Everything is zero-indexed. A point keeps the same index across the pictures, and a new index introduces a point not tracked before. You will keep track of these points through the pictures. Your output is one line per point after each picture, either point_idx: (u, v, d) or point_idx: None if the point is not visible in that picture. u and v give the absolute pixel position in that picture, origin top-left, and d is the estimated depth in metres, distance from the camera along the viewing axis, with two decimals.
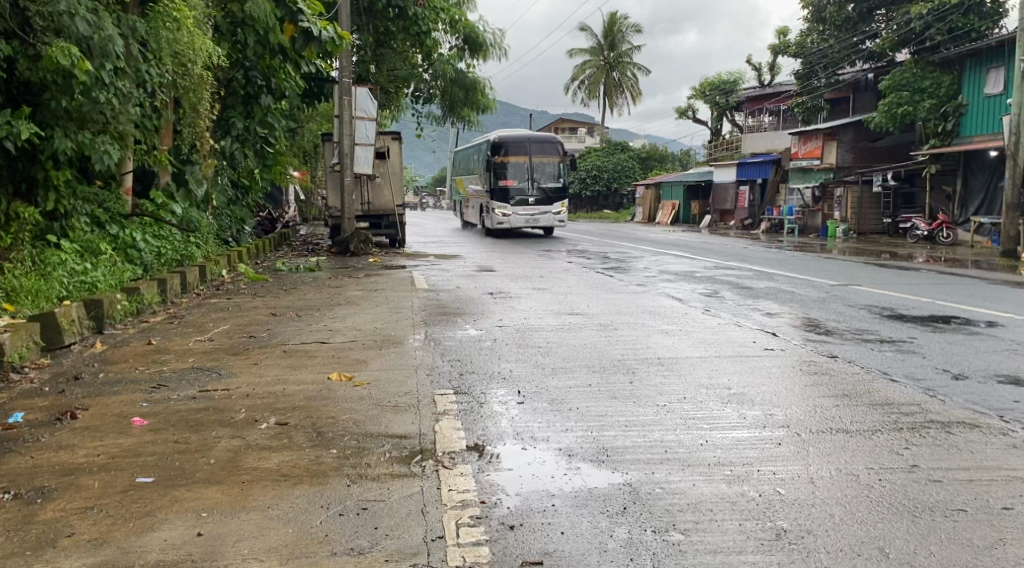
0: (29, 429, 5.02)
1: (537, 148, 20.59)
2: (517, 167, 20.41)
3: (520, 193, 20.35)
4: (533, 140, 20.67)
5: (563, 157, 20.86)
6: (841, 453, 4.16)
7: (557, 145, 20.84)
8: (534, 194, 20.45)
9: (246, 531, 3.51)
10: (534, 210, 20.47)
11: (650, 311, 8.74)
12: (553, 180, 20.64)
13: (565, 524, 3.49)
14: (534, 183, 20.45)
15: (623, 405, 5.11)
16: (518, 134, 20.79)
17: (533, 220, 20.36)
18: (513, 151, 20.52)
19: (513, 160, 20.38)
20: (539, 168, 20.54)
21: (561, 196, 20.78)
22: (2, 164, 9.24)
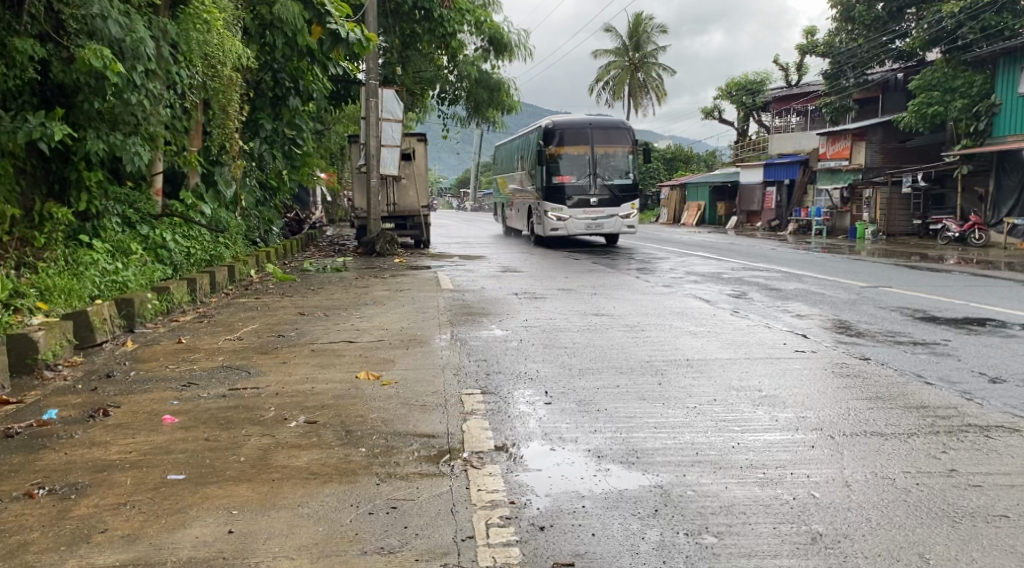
0: (62, 426, 5.07)
1: (600, 138, 17.64)
2: (575, 161, 17.48)
3: (579, 192, 17.42)
4: (595, 128, 17.71)
5: (631, 147, 17.86)
6: (876, 457, 4.10)
7: (624, 133, 17.82)
8: (596, 193, 17.52)
9: (277, 529, 3.52)
10: (597, 214, 17.53)
11: (678, 312, 8.70)
12: (621, 176, 17.67)
13: (596, 526, 3.47)
14: (596, 180, 17.52)
15: (651, 406, 5.08)
16: (577, 120, 17.83)
17: (594, 225, 17.48)
18: (570, 142, 17.60)
19: (570, 152, 17.49)
20: (603, 162, 17.58)
21: (629, 195, 17.77)
22: (37, 164, 9.44)
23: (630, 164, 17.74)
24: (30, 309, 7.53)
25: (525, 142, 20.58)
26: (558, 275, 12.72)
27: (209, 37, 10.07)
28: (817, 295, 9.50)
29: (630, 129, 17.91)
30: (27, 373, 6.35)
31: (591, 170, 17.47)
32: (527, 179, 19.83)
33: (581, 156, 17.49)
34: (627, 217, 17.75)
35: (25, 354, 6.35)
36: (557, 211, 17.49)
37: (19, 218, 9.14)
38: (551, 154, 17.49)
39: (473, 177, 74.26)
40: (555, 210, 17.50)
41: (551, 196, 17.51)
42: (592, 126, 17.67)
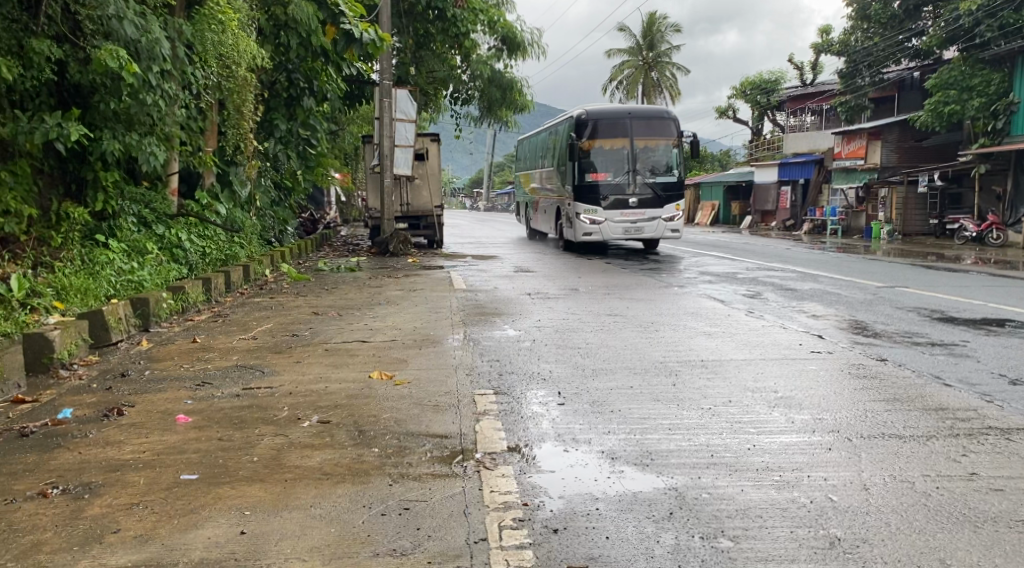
0: (77, 425, 5.09)
1: (639, 129, 15.75)
2: (611, 155, 15.62)
3: (615, 191, 15.53)
4: (635, 118, 15.82)
5: (676, 140, 15.96)
6: (895, 460, 4.05)
7: (668, 124, 15.92)
8: (636, 193, 15.60)
9: (289, 530, 3.51)
10: (636, 217, 15.60)
11: (693, 312, 8.66)
12: (663, 173, 15.73)
13: (610, 529, 3.43)
14: (636, 177, 15.60)
15: (666, 408, 5.04)
16: (614, 109, 15.92)
17: (632, 229, 15.58)
18: (605, 134, 15.72)
19: (605, 146, 15.66)
20: (643, 157, 15.69)
21: (674, 194, 15.80)
22: (54, 165, 9.52)
23: (675, 160, 15.82)
24: (46, 308, 7.56)
25: (553, 135, 18.60)
26: (572, 275, 12.68)
27: (224, 38, 10.09)
28: (833, 296, 9.42)
29: (676, 120, 16.02)
30: (43, 372, 6.38)
31: (630, 166, 15.59)
32: (556, 176, 17.90)
33: (618, 150, 15.63)
34: (672, 220, 15.82)
35: (40, 354, 6.38)
36: (589, 213, 15.59)
37: (36, 217, 9.19)
38: (584, 148, 15.66)
39: (488, 176, 74.31)
40: (588, 213, 15.60)
41: (584, 196, 15.64)
42: (630, 117, 15.80)
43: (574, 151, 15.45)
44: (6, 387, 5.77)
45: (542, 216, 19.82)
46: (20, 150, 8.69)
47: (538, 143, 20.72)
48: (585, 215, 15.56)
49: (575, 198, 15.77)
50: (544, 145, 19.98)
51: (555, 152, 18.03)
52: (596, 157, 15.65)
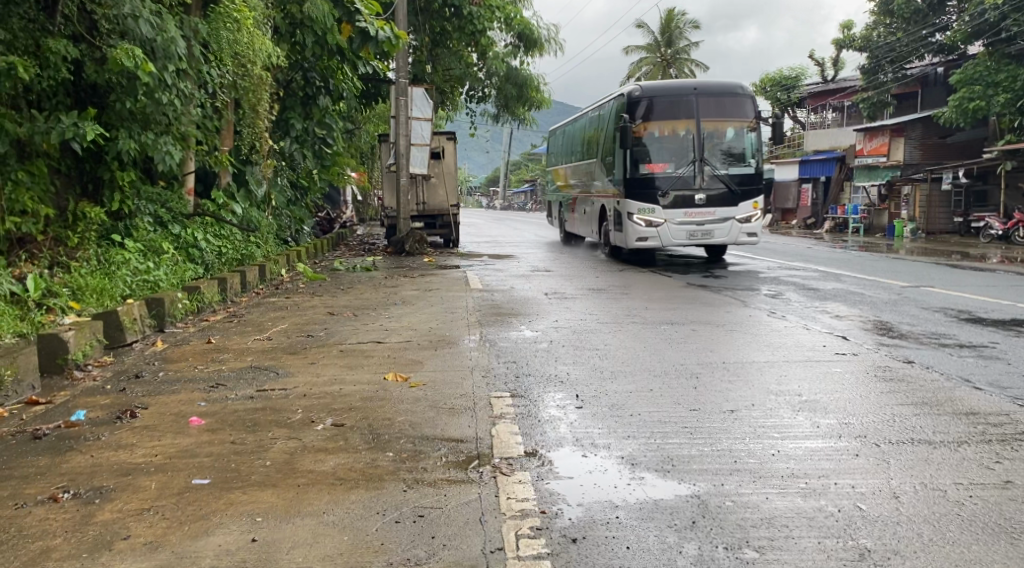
0: (90, 427, 5.04)
1: (707, 110, 13.06)
2: (671, 142, 12.99)
3: (676, 186, 12.95)
4: (702, 95, 13.13)
5: (753, 121, 13.26)
6: (925, 467, 3.93)
7: (743, 103, 13.23)
8: (703, 187, 13.00)
9: (301, 538, 3.43)
10: (702, 217, 13.04)
11: (713, 313, 8.53)
12: (737, 163, 13.10)
13: (630, 539, 3.33)
14: (703, 168, 12.96)
15: (687, 412, 4.92)
16: (675, 83, 13.21)
17: (698, 232, 13.03)
18: (664, 114, 13.02)
19: (663, 130, 13.00)
20: (711, 142, 13.03)
21: (750, 189, 13.18)
22: (70, 164, 9.50)
23: (751, 146, 13.16)
24: (62, 309, 7.53)
25: (595, 117, 16.00)
26: (590, 275, 12.54)
27: (239, 36, 10.02)
28: (856, 296, 9.27)
29: (753, 96, 13.33)
30: (58, 373, 6.34)
31: (695, 157, 12.95)
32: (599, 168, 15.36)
33: (681, 136, 12.97)
34: (747, 221, 13.24)
35: (55, 355, 6.34)
36: (644, 213, 13.02)
37: (52, 217, 9.16)
38: (637, 133, 13.01)
39: (505, 174, 74.26)
40: (642, 214, 13.04)
41: (637, 192, 13.05)
42: (696, 94, 13.10)
43: (627, 138, 12.79)
44: (20, 389, 5.72)
45: (582, 215, 17.27)
46: (38, 150, 8.67)
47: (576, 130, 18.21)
48: (641, 215, 13.01)
49: (626, 195, 13.18)
50: (582, 132, 17.53)
51: (598, 137, 15.46)
52: (654, 144, 13.01)
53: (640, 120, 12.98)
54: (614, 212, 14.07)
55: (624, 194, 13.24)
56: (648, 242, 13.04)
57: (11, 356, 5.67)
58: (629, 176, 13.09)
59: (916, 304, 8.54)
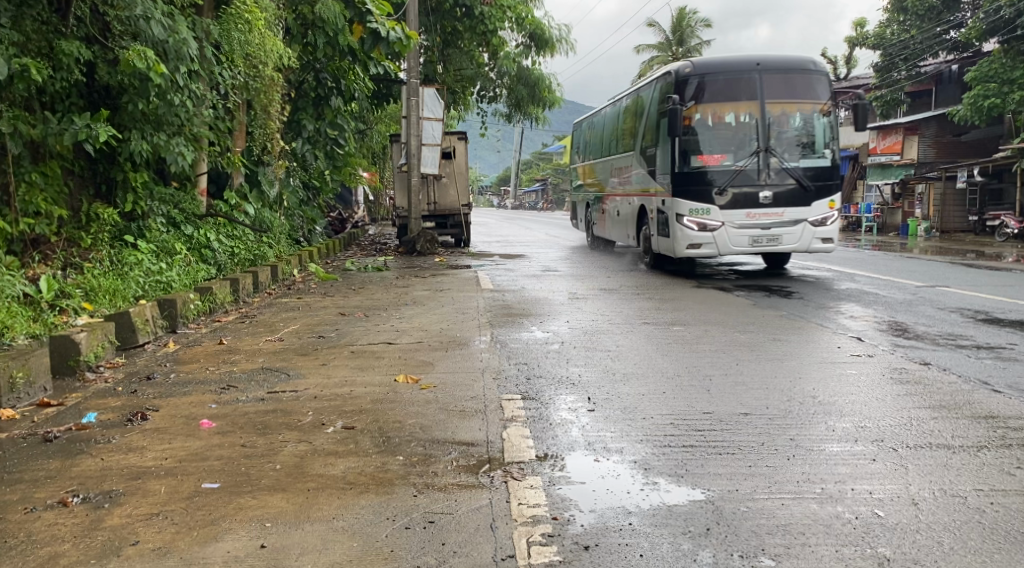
0: (101, 429, 5.04)
1: (772, 89, 11.40)
2: (729, 130, 11.30)
3: (736, 182, 11.24)
4: (765, 74, 11.46)
5: (826, 105, 11.55)
6: (944, 472, 3.87)
7: (815, 82, 11.53)
8: (768, 183, 11.27)
9: (311, 544, 3.40)
10: (767, 218, 11.31)
11: (727, 314, 8.45)
12: (808, 154, 11.38)
13: (644, 546, 3.29)
14: (767, 160, 11.26)
15: (700, 416, 4.87)
16: (733, 60, 11.55)
17: (762, 236, 11.32)
18: (721, 96, 11.35)
19: (719, 115, 11.31)
20: (776, 130, 11.33)
21: (824, 185, 11.41)
22: (83, 166, 9.52)
23: (824, 134, 11.43)
24: (75, 310, 7.54)
25: (631, 107, 14.30)
26: (602, 275, 12.47)
27: (250, 37, 10.01)
28: (872, 296, 9.18)
29: (826, 74, 11.64)
30: (70, 374, 6.34)
31: (758, 145, 11.26)
32: (637, 161, 13.59)
33: (741, 122, 11.30)
34: (821, 225, 11.45)
35: (67, 356, 6.34)
36: (697, 214, 11.34)
37: (66, 218, 9.17)
38: (688, 117, 11.36)
39: (516, 173, 74.27)
40: (695, 217, 11.36)
41: (689, 189, 11.37)
42: (759, 71, 11.45)
43: (676, 123, 11.14)
44: (32, 391, 5.72)
45: (615, 218, 15.38)
46: (51, 151, 8.69)
47: (606, 122, 16.39)
48: (693, 216, 11.35)
49: (676, 193, 11.50)
50: (613, 124, 15.73)
51: (637, 128, 13.75)
52: (709, 131, 11.32)
53: (691, 102, 11.35)
54: (658, 212, 12.38)
55: (672, 192, 11.56)
56: (702, 251, 11.39)
57: (24, 358, 5.66)
58: (679, 169, 11.41)
59: (933, 304, 8.44)
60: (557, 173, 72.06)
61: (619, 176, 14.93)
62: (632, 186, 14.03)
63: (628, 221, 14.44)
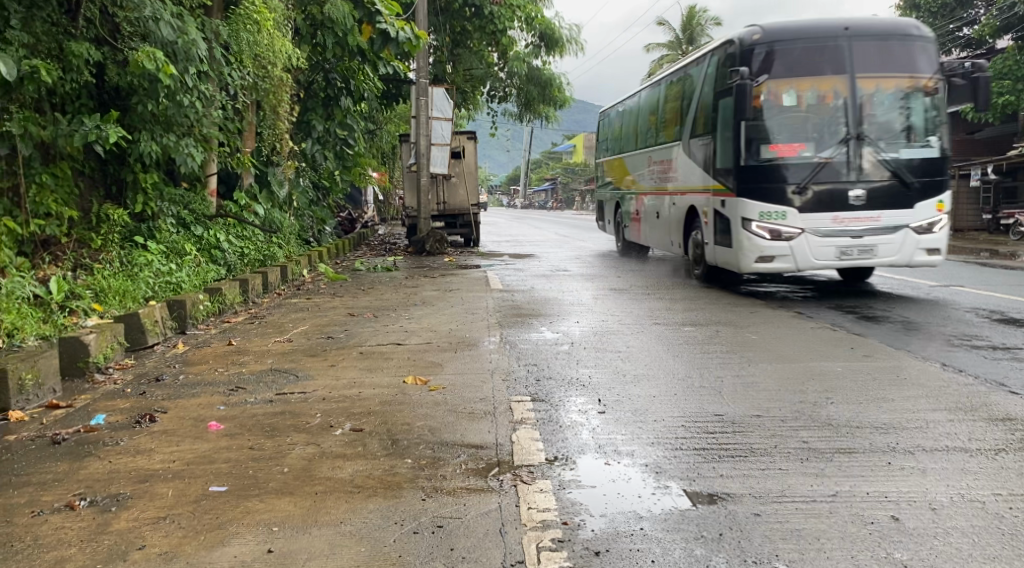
0: (110, 431, 5.02)
1: (864, 61, 9.14)
2: (809, 112, 9.10)
3: (818, 178, 9.03)
4: (854, 41, 9.20)
5: (931, 80, 9.24)
6: (962, 478, 3.82)
7: (917, 52, 9.23)
8: (858, 179, 9.05)
9: (318, 549, 3.37)
10: (857, 224, 9.11)
11: (738, 314, 8.39)
12: (910, 142, 9.13)
13: (656, 552, 3.24)
14: (856, 151, 9.05)
15: (713, 420, 4.84)
16: (813, 25, 9.30)
17: (852, 249, 9.10)
18: (798, 70, 9.14)
19: (797, 93, 9.12)
20: (868, 112, 9.08)
21: (929, 182, 9.13)
22: (93, 167, 9.54)
23: (928, 117, 9.16)
24: (85, 311, 7.53)
25: (674, 89, 12.16)
26: (612, 275, 12.42)
27: (258, 38, 9.98)
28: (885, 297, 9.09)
29: (931, 41, 9.32)
30: (79, 375, 6.34)
31: (847, 132, 9.06)
32: (683, 152, 11.52)
33: (825, 102, 9.08)
34: (927, 232, 9.16)
35: (76, 358, 6.34)
36: (770, 219, 9.16)
37: (77, 219, 9.18)
38: (759, 96, 9.15)
39: (526, 173, 74.17)
40: (765, 223, 9.19)
41: (760, 186, 9.18)
42: (848, 38, 9.18)
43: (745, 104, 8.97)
44: (41, 393, 5.71)
45: (654, 220, 13.24)
46: (61, 153, 8.69)
47: (639, 109, 14.14)
48: (766, 221, 9.17)
49: (742, 191, 9.31)
50: (648, 111, 13.55)
51: (683, 115, 11.58)
52: (783, 115, 9.13)
53: (762, 76, 9.13)
54: (714, 215, 10.26)
55: (737, 189, 9.36)
56: (775, 266, 9.22)
57: (33, 360, 5.65)
58: (747, 161, 9.22)
59: (947, 304, 8.34)
60: (567, 172, 71.90)
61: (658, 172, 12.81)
62: (675, 183, 11.93)
63: (671, 223, 12.31)
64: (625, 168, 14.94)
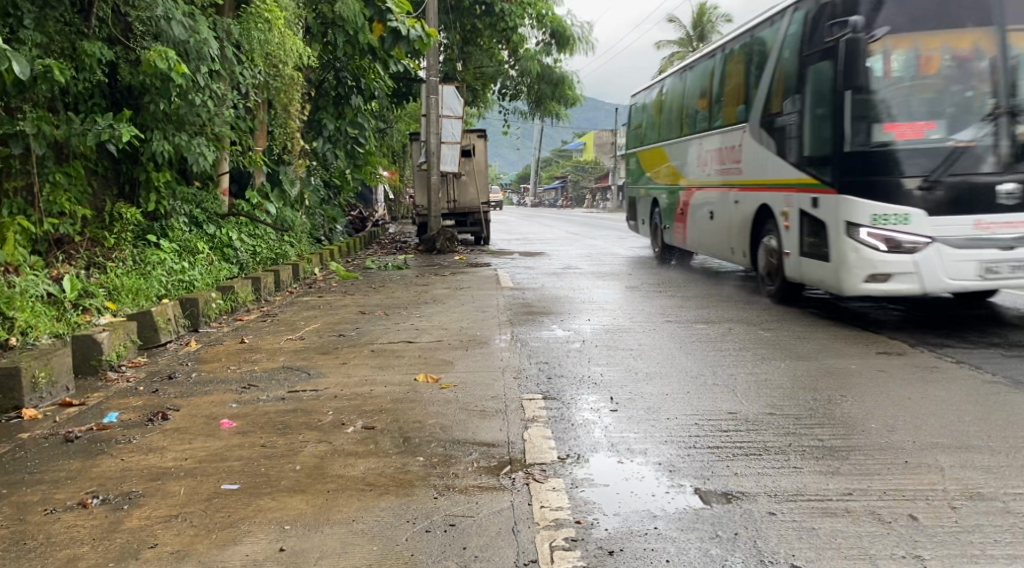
0: (122, 429, 5.03)
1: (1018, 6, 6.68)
2: (940, 78, 6.73)
3: (954, 169, 6.63)
4: None
5: None
6: (980, 477, 3.79)
7: None
8: (1008, 169, 6.63)
9: (330, 547, 3.36)
10: (1006, 231, 6.65)
11: (751, 313, 8.35)
12: None
13: (670, 552, 3.22)
14: (1005, 131, 6.64)
15: (727, 418, 4.81)
16: None
17: (996, 264, 6.64)
18: (926, 20, 6.78)
19: (924, 51, 6.77)
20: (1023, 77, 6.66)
21: None
22: (106, 166, 9.57)
23: None
24: (98, 309, 7.55)
25: (733, 61, 9.92)
26: (623, 273, 12.39)
27: (269, 36, 9.97)
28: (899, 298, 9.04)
29: None
30: (92, 374, 6.36)
31: (995, 104, 6.65)
32: (747, 136, 9.28)
33: (964, 65, 6.71)
34: None
35: (89, 356, 6.36)
36: (887, 224, 6.76)
37: (90, 218, 9.21)
38: (871, 57, 6.84)
39: (537, 171, 74.21)
40: (878, 228, 6.80)
41: (867, 180, 6.84)
42: None
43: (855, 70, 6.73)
44: (54, 391, 5.73)
45: (701, 221, 11.00)
46: (74, 151, 8.73)
47: (679, 91, 11.94)
48: (879, 222, 6.78)
49: (842, 187, 7.03)
50: (693, 92, 11.34)
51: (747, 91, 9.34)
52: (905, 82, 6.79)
53: (875, 30, 6.82)
54: (795, 218, 8.03)
55: (840, 183, 7.06)
56: (896, 288, 6.78)
57: (46, 358, 5.66)
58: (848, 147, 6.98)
59: (963, 302, 8.27)
60: (578, 170, 71.92)
61: (709, 161, 10.56)
62: (733, 173, 9.70)
63: (727, 225, 10.04)
64: (664, 162, 12.68)
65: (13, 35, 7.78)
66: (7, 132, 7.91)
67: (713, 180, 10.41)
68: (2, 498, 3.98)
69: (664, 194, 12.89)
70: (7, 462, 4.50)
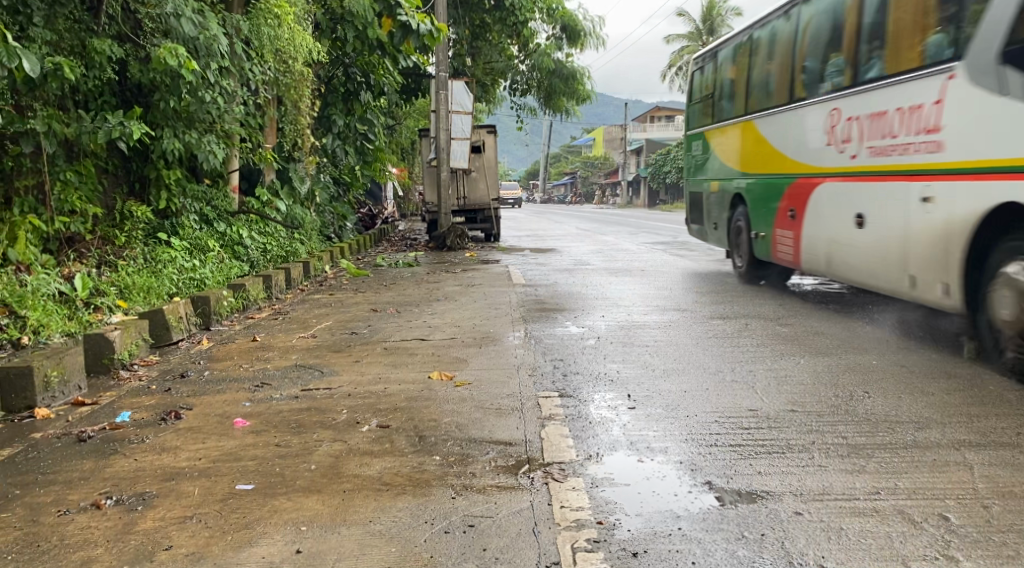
0: (135, 429, 4.98)
1: None
2: None
3: None
4: None
5: None
6: (1011, 477, 3.73)
7: None
8: None
9: (348, 549, 3.30)
10: None
11: (767, 309, 8.23)
12: None
13: (696, 552, 3.15)
14: None
15: (747, 416, 4.77)
16: None
17: None
18: None
19: None
20: None
21: None
22: (117, 164, 9.54)
23: None
24: (109, 308, 7.51)
25: None
26: (636, 269, 12.31)
27: (279, 32, 9.93)
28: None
29: None
30: (104, 373, 6.32)
31: None
32: (948, 87, 5.81)
33: None
34: None
35: (101, 355, 6.32)
36: None
37: (100, 216, 9.17)
38: None
39: (545, 167, 74.22)
40: None
41: None
42: None
43: None
44: (67, 389, 5.69)
45: (830, 226, 7.70)
46: (84, 149, 8.69)
47: (786, 40, 8.63)
48: None
49: None
50: (814, 39, 8.01)
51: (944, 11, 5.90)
52: None
53: None
54: None
55: None
56: None
57: (58, 357, 5.63)
58: None
59: None
60: (586, 166, 71.92)
61: (852, 135, 7.20)
62: (913, 148, 6.27)
63: (891, 231, 6.65)
64: (756, 145, 9.39)
65: (23, 33, 7.74)
66: (18, 131, 7.87)
67: (864, 163, 7.02)
68: (15, 500, 3.94)
69: (752, 187, 9.58)
70: (20, 463, 4.45)
